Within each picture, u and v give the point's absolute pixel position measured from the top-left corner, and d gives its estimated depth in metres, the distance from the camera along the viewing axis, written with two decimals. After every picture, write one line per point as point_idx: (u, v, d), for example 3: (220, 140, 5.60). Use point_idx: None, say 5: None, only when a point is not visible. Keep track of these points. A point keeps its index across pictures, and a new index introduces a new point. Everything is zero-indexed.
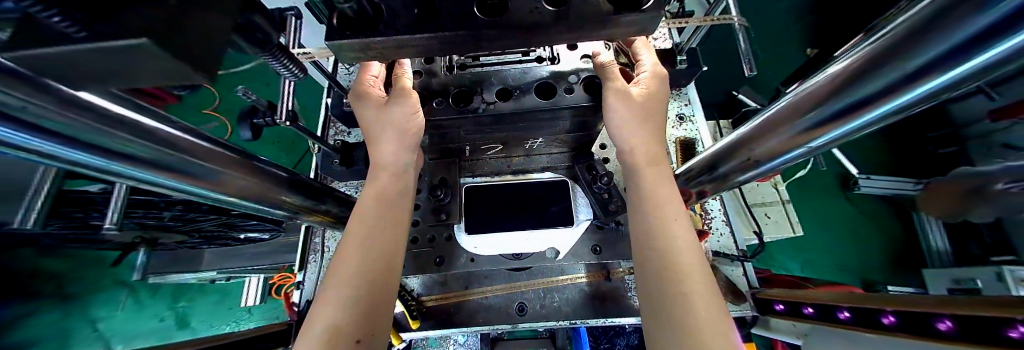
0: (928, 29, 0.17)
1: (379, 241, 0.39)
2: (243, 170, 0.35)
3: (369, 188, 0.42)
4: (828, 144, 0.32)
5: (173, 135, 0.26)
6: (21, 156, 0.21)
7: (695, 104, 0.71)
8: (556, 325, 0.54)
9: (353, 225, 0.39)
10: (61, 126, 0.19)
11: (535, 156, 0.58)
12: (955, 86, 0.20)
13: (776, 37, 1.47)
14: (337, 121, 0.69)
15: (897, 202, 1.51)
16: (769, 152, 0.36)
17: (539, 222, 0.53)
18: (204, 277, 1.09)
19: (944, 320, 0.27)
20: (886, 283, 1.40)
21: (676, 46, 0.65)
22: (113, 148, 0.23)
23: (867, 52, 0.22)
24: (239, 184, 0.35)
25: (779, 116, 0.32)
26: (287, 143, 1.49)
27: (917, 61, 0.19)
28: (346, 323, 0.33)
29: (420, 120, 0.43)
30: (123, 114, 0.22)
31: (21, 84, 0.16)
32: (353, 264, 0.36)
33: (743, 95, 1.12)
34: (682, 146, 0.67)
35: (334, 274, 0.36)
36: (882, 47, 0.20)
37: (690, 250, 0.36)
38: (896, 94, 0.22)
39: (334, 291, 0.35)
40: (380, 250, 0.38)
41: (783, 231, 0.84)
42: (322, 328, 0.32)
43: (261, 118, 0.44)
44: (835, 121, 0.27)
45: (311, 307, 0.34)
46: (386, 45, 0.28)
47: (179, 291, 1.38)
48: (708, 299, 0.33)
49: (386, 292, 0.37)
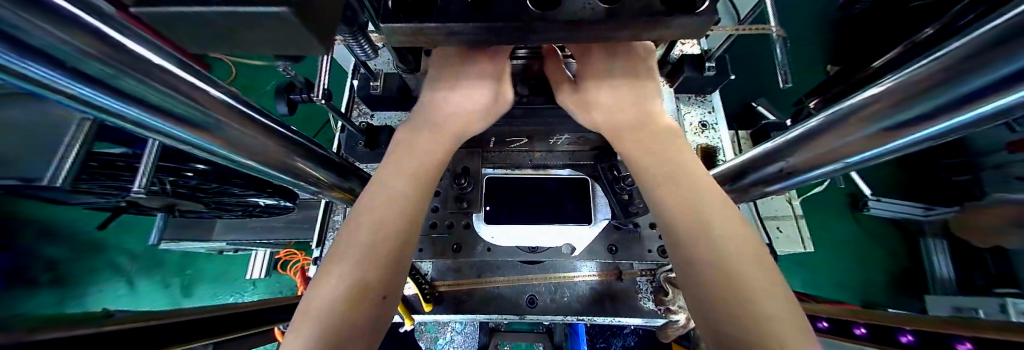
0: (980, 58, 0.17)
1: (401, 195, 0.35)
2: (280, 141, 0.36)
3: (403, 144, 0.40)
4: (865, 162, 0.32)
5: (219, 100, 0.27)
6: (83, 109, 0.22)
7: (719, 112, 0.71)
8: (564, 319, 0.56)
9: (380, 180, 0.36)
10: (126, 85, 0.20)
11: (556, 152, 0.58)
12: (1003, 113, 0.20)
13: (799, 51, 1.45)
14: (361, 102, 0.70)
15: (905, 226, 1.50)
16: (801, 165, 0.36)
17: (556, 217, 0.53)
18: (214, 246, 1.11)
19: (968, 343, 0.27)
20: (888, 306, 1.40)
21: (706, 52, 0.65)
22: (166, 108, 0.24)
23: (915, 73, 0.21)
24: (273, 154, 0.36)
25: (817, 130, 0.32)
26: (304, 118, 1.50)
27: (967, 87, 0.19)
28: (370, 280, 0.30)
29: (469, 106, 0.43)
30: (179, 76, 0.23)
31: (99, 43, 0.17)
32: (379, 213, 0.33)
33: (762, 106, 1.11)
34: (702, 153, 0.67)
35: (353, 229, 0.32)
36: (931, 70, 0.21)
37: (741, 243, 0.31)
38: (948, 116, 0.22)
39: (349, 245, 0.31)
40: (404, 203, 0.35)
41: (793, 246, 0.85)
42: (343, 284, 0.29)
43: (298, 95, 0.45)
44: (876, 140, 0.27)
45: (327, 261, 0.31)
46: (438, 32, 0.29)
47: (185, 259, 1.42)
48: (772, 294, 0.27)
49: (409, 247, 0.34)
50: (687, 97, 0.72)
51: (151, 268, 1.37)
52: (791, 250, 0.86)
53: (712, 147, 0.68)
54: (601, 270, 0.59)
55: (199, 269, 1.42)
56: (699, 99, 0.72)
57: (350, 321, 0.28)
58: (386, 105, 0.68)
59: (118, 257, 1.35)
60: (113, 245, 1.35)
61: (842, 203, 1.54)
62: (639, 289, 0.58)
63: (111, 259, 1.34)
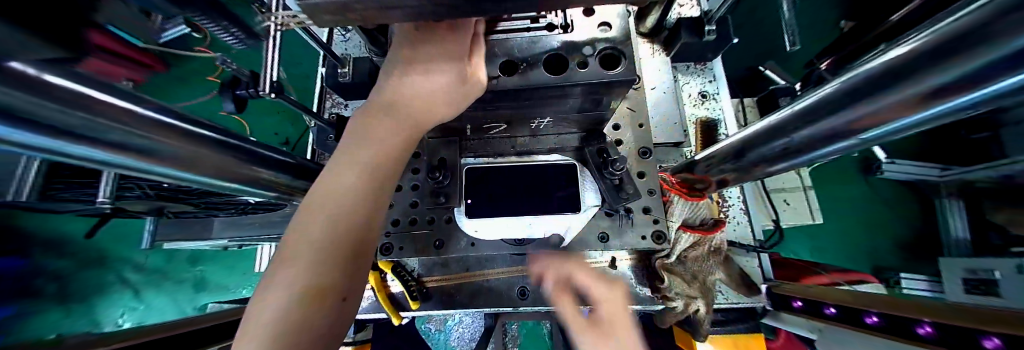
0: (998, 25, 0.13)
1: (360, 183, 0.31)
2: (234, 154, 0.33)
3: (360, 120, 0.34)
4: (886, 136, 0.27)
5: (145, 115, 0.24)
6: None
7: (721, 81, 0.64)
8: (557, 309, 0.54)
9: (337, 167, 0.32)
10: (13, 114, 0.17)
11: (542, 137, 0.54)
12: None
13: (811, 7, 1.32)
14: (332, 92, 0.65)
15: (918, 189, 1.44)
16: (810, 141, 0.31)
17: (540, 209, 0.50)
18: (215, 246, 1.12)
19: (994, 338, 0.26)
20: (897, 270, 1.38)
21: (706, 13, 0.57)
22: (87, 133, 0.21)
23: (942, 32, 0.17)
24: (222, 166, 0.33)
25: (829, 100, 0.27)
26: (288, 113, 1.44)
27: None
28: (329, 278, 0.28)
29: (427, 94, 0.33)
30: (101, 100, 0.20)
31: None
32: (339, 201, 0.30)
33: (771, 70, 1.02)
34: (702, 127, 0.62)
35: (306, 222, 0.29)
36: (958, 29, 0.16)
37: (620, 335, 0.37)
38: (977, 89, 0.17)
39: (306, 238, 0.28)
40: (363, 192, 0.31)
41: (801, 218, 0.81)
42: (297, 284, 0.26)
43: (245, 90, 0.41)
44: (894, 114, 0.23)
45: (277, 257, 0.28)
46: (365, 8, 0.23)
47: (193, 257, 1.44)
48: None
49: (368, 241, 0.32)
50: (686, 65, 0.65)
51: (163, 269, 1.41)
52: (798, 223, 0.82)
53: (713, 119, 0.62)
54: (598, 257, 0.57)
55: (208, 266, 1.44)
56: (699, 68, 0.65)
57: (311, 324, 0.26)
58: (359, 95, 0.63)
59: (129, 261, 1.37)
60: (121, 250, 1.37)
61: (854, 169, 1.47)
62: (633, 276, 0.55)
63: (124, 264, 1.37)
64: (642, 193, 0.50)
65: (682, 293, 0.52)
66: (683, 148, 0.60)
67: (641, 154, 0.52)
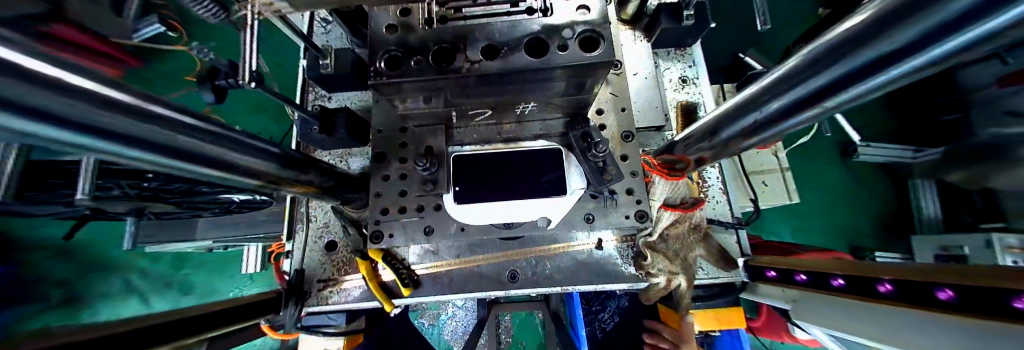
0: None
1: None
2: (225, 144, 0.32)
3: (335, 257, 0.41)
4: (845, 105, 0.28)
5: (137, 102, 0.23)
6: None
7: (700, 66, 0.66)
8: (547, 290, 0.55)
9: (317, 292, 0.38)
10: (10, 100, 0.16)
11: (527, 122, 0.54)
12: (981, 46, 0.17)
13: None
14: (314, 84, 0.65)
15: (892, 171, 1.51)
16: (778, 114, 0.33)
17: (526, 192, 0.51)
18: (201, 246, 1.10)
19: (946, 290, 0.30)
20: (873, 248, 1.45)
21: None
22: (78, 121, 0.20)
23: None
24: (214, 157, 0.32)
25: (794, 73, 0.28)
26: (272, 111, 1.41)
27: (947, 12, 0.15)
28: None
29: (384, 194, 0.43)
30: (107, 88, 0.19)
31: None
32: None
33: (750, 57, 1.05)
34: (682, 110, 0.64)
35: None
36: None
37: None
38: (919, 51, 0.18)
39: None
40: None
41: (778, 199, 0.85)
42: None
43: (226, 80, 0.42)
44: (849, 82, 0.24)
45: None
46: None
47: (179, 260, 1.41)
48: None
49: None
50: (665, 50, 0.67)
51: (146, 273, 1.37)
52: (776, 203, 0.86)
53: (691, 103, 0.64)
54: (585, 239, 0.59)
55: (194, 268, 1.42)
56: (679, 53, 0.67)
57: None
58: (342, 85, 0.62)
59: (112, 265, 1.34)
60: (101, 255, 1.34)
61: (833, 154, 1.53)
62: (619, 256, 0.57)
63: (104, 269, 1.33)
64: (626, 175, 0.52)
65: (664, 269, 0.54)
66: (665, 132, 0.62)
67: (624, 137, 0.53)
